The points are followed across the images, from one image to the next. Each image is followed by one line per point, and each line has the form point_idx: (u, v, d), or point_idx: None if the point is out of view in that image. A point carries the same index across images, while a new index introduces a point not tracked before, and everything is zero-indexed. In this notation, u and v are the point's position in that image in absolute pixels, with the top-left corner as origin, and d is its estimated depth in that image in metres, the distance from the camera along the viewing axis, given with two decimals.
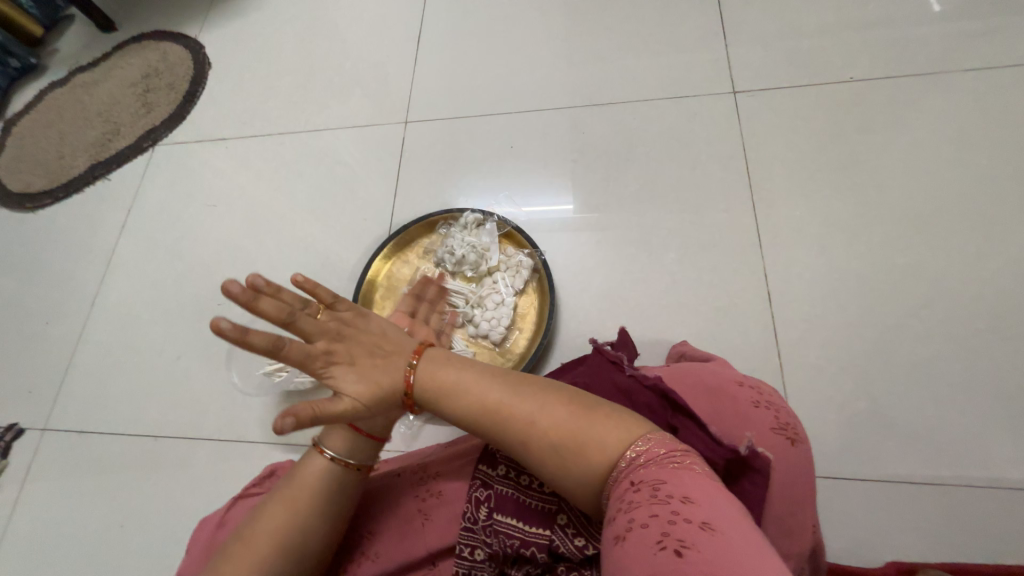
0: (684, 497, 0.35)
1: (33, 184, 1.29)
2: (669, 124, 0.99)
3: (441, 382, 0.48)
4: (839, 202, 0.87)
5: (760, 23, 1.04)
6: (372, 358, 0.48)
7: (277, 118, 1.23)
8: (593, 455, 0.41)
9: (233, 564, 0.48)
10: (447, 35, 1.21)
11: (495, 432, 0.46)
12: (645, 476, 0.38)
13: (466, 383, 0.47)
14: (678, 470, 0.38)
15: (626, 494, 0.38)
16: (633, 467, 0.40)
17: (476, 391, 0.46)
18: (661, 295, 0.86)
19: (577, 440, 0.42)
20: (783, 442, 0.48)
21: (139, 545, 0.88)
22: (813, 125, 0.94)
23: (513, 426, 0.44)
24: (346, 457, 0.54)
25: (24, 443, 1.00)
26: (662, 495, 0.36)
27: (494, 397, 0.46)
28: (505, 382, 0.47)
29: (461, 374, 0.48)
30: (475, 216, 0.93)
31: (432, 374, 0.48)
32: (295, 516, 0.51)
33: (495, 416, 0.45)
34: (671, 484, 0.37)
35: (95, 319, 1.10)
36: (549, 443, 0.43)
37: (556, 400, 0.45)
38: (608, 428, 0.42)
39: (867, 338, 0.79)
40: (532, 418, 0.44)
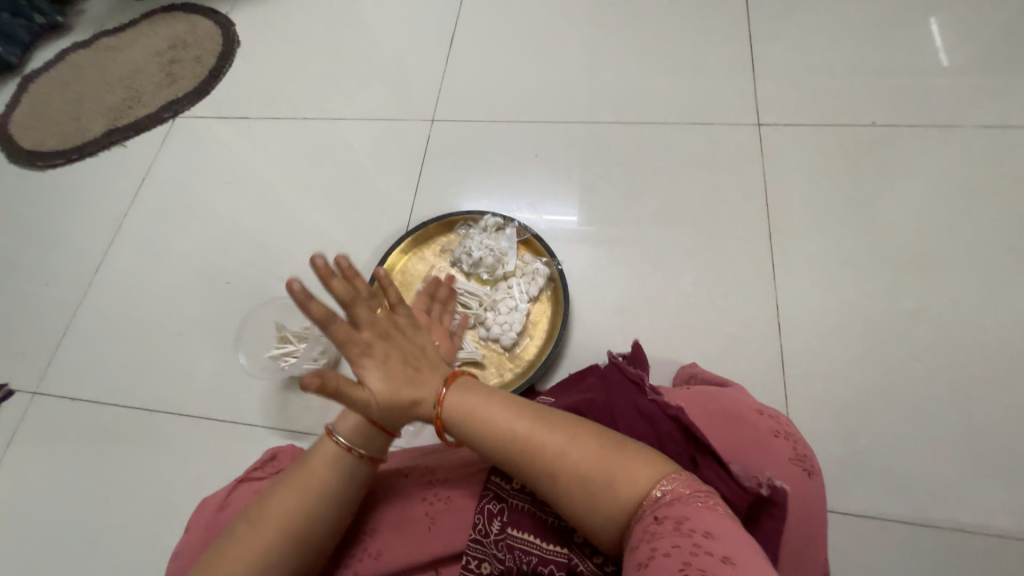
0: (706, 533, 0.37)
1: (46, 143, 1.28)
2: (693, 148, 1.01)
3: (468, 410, 0.49)
4: (852, 241, 0.89)
5: (789, 60, 1.07)
6: (406, 365, 0.50)
7: (302, 102, 1.23)
8: (620, 491, 0.43)
9: (243, 544, 0.48)
10: (480, 39, 1.21)
11: (522, 465, 0.47)
12: (668, 512, 0.40)
13: (492, 412, 0.48)
14: (701, 508, 0.40)
15: (648, 529, 0.40)
16: (657, 505, 0.41)
17: (504, 420, 0.47)
18: (672, 314, 0.87)
19: (601, 475, 0.44)
20: (801, 475, 0.49)
21: (123, 520, 0.86)
22: (833, 163, 0.96)
23: (543, 461, 0.46)
24: (358, 448, 0.52)
25: (13, 403, 0.98)
26: (685, 529, 0.38)
27: (520, 426, 0.47)
28: (532, 412, 0.48)
29: (485, 401, 0.49)
30: (496, 220, 0.94)
31: (459, 402, 0.49)
32: (309, 502, 0.50)
33: (524, 444, 0.46)
34: (694, 519, 0.39)
35: (97, 284, 1.09)
36: (576, 477, 0.44)
37: (582, 436, 0.46)
38: (633, 464, 0.44)
39: (871, 377, 0.80)
40: (561, 452, 0.45)
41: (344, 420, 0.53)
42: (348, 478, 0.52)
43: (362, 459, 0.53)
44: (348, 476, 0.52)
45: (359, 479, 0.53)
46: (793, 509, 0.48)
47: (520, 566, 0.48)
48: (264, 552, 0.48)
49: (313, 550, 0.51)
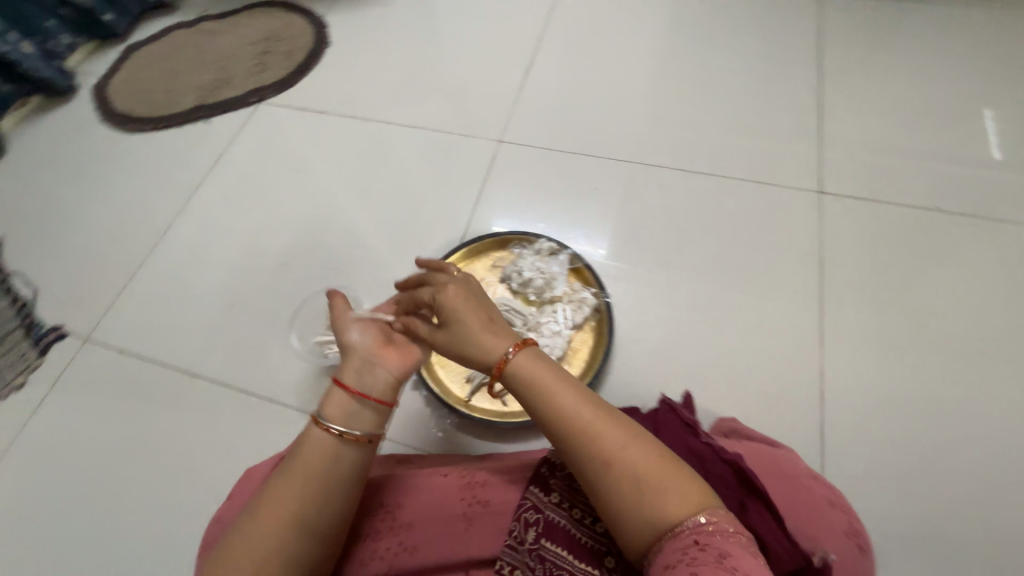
0: (747, 574, 0.38)
1: (137, 109, 1.37)
2: (751, 205, 1.03)
3: (539, 382, 0.51)
4: (904, 322, 0.89)
5: (856, 135, 1.09)
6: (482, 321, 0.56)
7: (378, 106, 1.30)
8: (668, 501, 0.44)
9: (247, 530, 0.49)
10: (554, 72, 1.27)
11: (575, 443, 0.48)
12: (710, 540, 0.41)
13: (560, 392, 0.50)
14: (743, 548, 0.40)
15: (688, 550, 0.41)
16: (698, 530, 0.42)
17: (570, 403, 0.49)
18: (714, 365, 0.87)
19: (653, 482, 0.45)
20: (851, 548, 0.49)
21: (150, 475, 0.89)
22: (891, 241, 0.97)
23: (598, 450, 0.47)
24: (345, 429, 0.54)
25: (65, 345, 1.03)
26: (728, 563, 0.38)
27: (584, 413, 0.48)
28: (598, 405, 0.49)
29: (558, 381, 0.51)
30: (551, 245, 0.96)
31: (535, 372, 0.51)
32: (301, 489, 0.51)
33: (580, 431, 0.48)
34: (737, 558, 0.39)
35: (162, 246, 1.15)
36: (628, 475, 0.45)
37: (646, 443, 0.47)
38: (685, 488, 0.44)
39: (910, 462, 0.79)
40: (619, 446, 0.47)
41: (328, 404, 0.55)
42: (339, 462, 0.53)
43: (352, 439, 0.54)
44: (339, 459, 0.53)
45: (351, 462, 0.54)
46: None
47: None
48: (265, 541, 0.49)
49: (317, 533, 0.51)
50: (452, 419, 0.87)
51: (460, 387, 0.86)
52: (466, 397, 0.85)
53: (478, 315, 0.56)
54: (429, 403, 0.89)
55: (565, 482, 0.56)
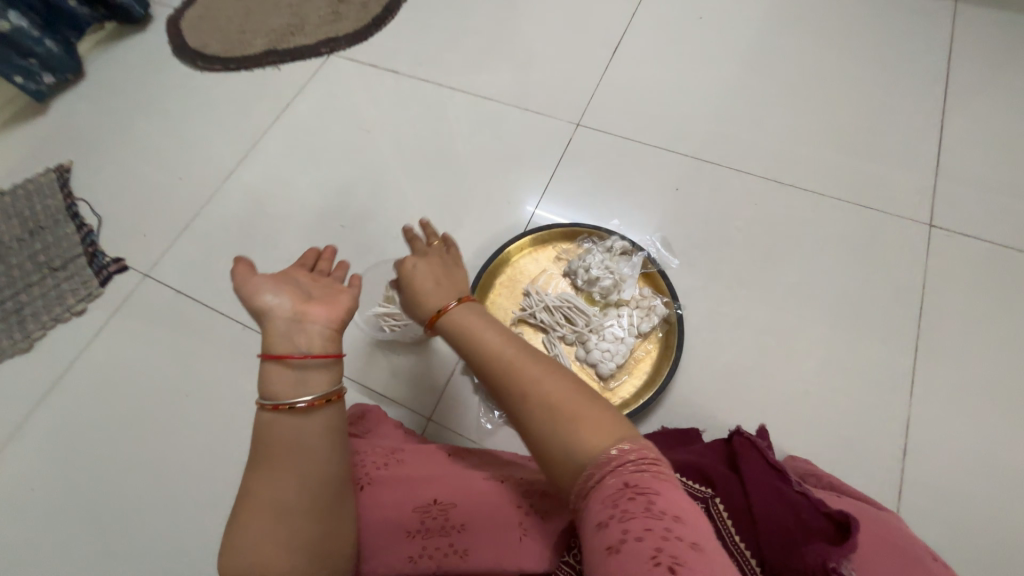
0: (676, 518, 0.37)
1: (209, 47, 1.34)
2: (848, 230, 0.94)
3: (468, 326, 0.55)
4: (1012, 385, 0.80)
5: (979, 167, 0.97)
6: (434, 281, 0.61)
7: (453, 72, 1.24)
8: (586, 435, 0.43)
9: (234, 529, 0.46)
10: (644, 57, 1.18)
11: (500, 382, 0.49)
12: (636, 481, 0.39)
13: (485, 335, 0.53)
14: (667, 484, 0.39)
15: (619, 498, 0.38)
16: (618, 467, 0.40)
17: (493, 343, 0.52)
18: (786, 399, 0.81)
19: (572, 418, 0.44)
20: None
21: (197, 420, 0.90)
22: (1005, 292, 0.87)
23: (519, 386, 0.48)
24: (288, 398, 0.50)
25: (124, 279, 1.04)
26: (655, 509, 0.37)
27: (504, 351, 0.51)
28: (516, 343, 0.52)
29: (482, 325, 0.54)
30: (624, 244, 0.90)
31: (465, 319, 0.55)
32: (272, 472, 0.48)
33: (505, 369, 0.49)
34: (663, 499, 0.38)
35: (223, 192, 1.14)
36: (541, 408, 0.46)
37: (563, 379, 0.48)
38: (599, 419, 0.44)
39: (999, 540, 0.72)
40: (535, 380, 0.48)
41: (275, 386, 0.51)
42: (302, 430, 0.50)
43: (306, 404, 0.50)
44: (301, 428, 0.50)
45: (315, 427, 0.50)
46: None
47: None
48: (245, 541, 0.45)
49: (301, 512, 0.47)
50: (501, 413, 0.84)
51: None
52: None
53: (431, 275, 0.62)
54: (478, 391, 0.86)
55: None
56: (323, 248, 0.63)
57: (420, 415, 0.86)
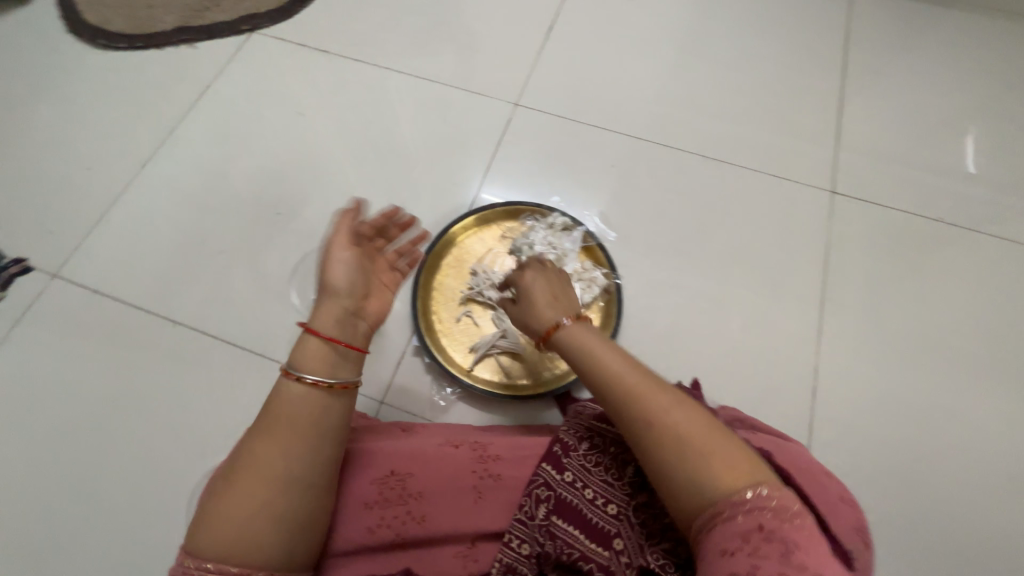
0: (815, 570, 0.37)
1: (111, 22, 1.22)
2: (766, 199, 1.02)
3: (584, 345, 0.54)
4: (901, 328, 0.92)
5: (873, 138, 1.09)
6: (548, 301, 0.62)
7: (387, 51, 1.21)
8: (719, 470, 0.43)
9: (227, 488, 0.47)
10: (579, 37, 1.20)
11: (621, 402, 0.49)
12: (775, 528, 0.39)
13: (608, 358, 0.51)
14: (798, 530, 0.39)
15: (750, 536, 0.39)
16: (756, 509, 0.40)
17: (617, 366, 0.50)
18: (716, 355, 0.89)
19: (705, 451, 0.44)
20: (861, 547, 0.47)
21: (131, 425, 0.85)
22: (895, 249, 0.99)
23: (647, 411, 0.47)
24: (325, 380, 0.52)
25: (31, 280, 0.95)
26: (795, 559, 0.38)
27: (633, 377, 0.49)
28: (644, 369, 0.50)
29: (603, 345, 0.53)
30: (564, 220, 0.93)
31: (582, 337, 0.55)
32: (275, 442, 0.49)
33: (630, 393, 0.48)
34: (803, 552, 0.38)
35: (141, 182, 1.05)
36: (673, 437, 0.45)
37: (695, 411, 0.47)
38: (738, 459, 0.43)
39: (892, 460, 0.83)
40: (669, 409, 0.46)
41: (305, 359, 0.53)
42: (310, 408, 0.51)
43: (338, 389, 0.53)
44: (310, 406, 0.51)
45: (325, 408, 0.52)
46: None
47: (559, 554, 0.52)
48: (247, 510, 0.46)
49: (305, 490, 0.49)
50: (454, 389, 0.86)
51: (464, 357, 0.85)
52: (469, 368, 0.84)
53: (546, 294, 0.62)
54: (431, 370, 0.87)
55: (579, 462, 0.57)
56: (396, 210, 0.66)
57: (372, 398, 0.85)
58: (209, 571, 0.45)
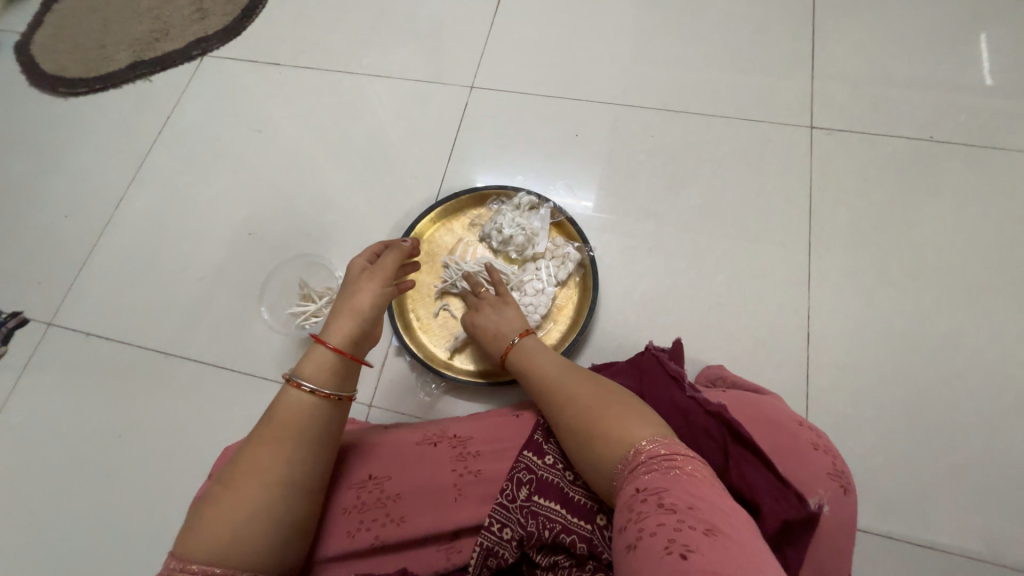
0: (688, 507, 0.39)
1: (69, 69, 1.23)
2: (739, 146, 0.97)
3: (522, 358, 0.65)
4: (896, 260, 0.87)
5: (850, 62, 1.02)
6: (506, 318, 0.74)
7: (337, 54, 1.19)
8: (608, 439, 0.47)
9: (231, 492, 0.47)
10: (529, 6, 1.16)
11: (546, 405, 0.57)
12: (648, 483, 0.42)
13: (537, 366, 0.62)
14: (678, 477, 0.42)
15: (633, 504, 0.42)
16: (638, 468, 0.44)
17: (541, 369, 0.61)
18: (702, 314, 0.86)
19: (594, 421, 0.50)
20: (837, 489, 0.51)
21: (137, 457, 0.88)
22: (883, 177, 0.93)
23: (559, 399, 0.55)
24: (316, 386, 0.54)
25: (28, 332, 0.99)
26: (667, 505, 0.40)
27: (550, 376, 0.59)
28: (559, 366, 0.60)
29: (533, 356, 0.64)
30: (531, 199, 0.90)
31: (520, 350, 0.67)
32: (284, 451, 0.50)
33: (547, 388, 0.57)
34: (674, 494, 0.41)
35: (117, 221, 1.07)
36: (573, 422, 0.51)
37: (593, 387, 0.54)
38: (626, 419, 0.48)
39: (897, 398, 0.80)
40: (573, 392, 0.54)
41: (305, 366, 0.55)
42: (319, 421, 0.53)
43: (323, 396, 0.54)
44: (318, 418, 0.53)
45: (332, 422, 0.54)
46: (826, 519, 0.50)
47: (541, 533, 0.50)
48: (247, 510, 0.47)
49: (308, 492, 0.51)
50: (438, 384, 0.86)
51: (445, 351, 0.85)
52: (450, 360, 0.84)
53: (509, 313, 0.75)
54: (414, 368, 0.87)
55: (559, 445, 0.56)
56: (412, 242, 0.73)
57: (361, 403, 0.86)
58: (194, 573, 0.44)
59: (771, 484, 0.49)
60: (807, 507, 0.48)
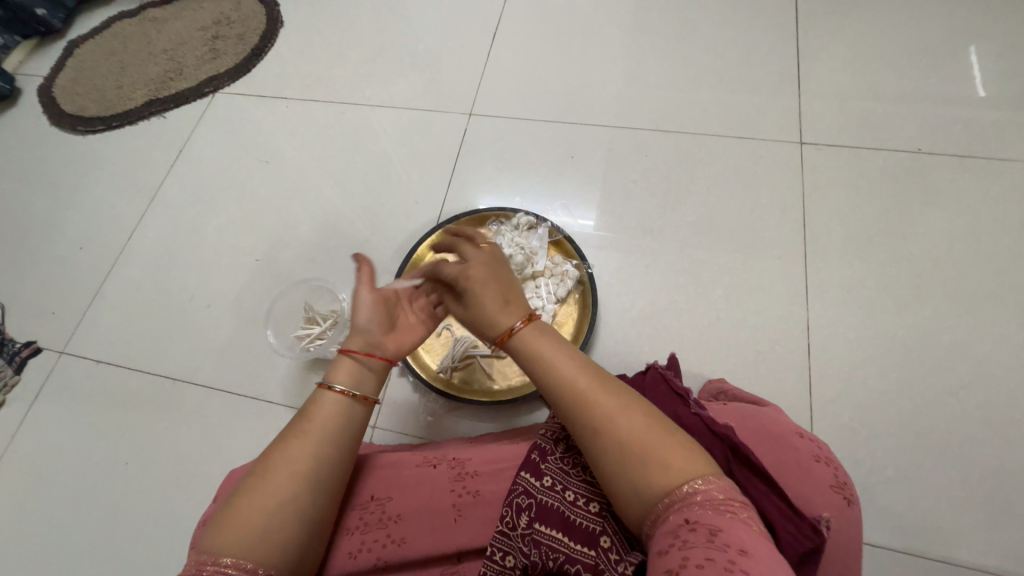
0: (742, 549, 0.37)
1: (87, 109, 1.30)
2: (731, 163, 1.00)
3: (536, 350, 0.52)
4: (893, 270, 0.88)
5: (836, 80, 1.06)
6: (490, 299, 0.56)
7: (341, 87, 1.24)
8: (656, 472, 0.44)
9: (261, 486, 0.47)
10: (523, 37, 1.21)
11: (573, 418, 0.49)
12: (701, 517, 0.40)
13: (561, 361, 0.51)
14: (734, 520, 0.40)
15: (679, 531, 0.40)
16: (687, 503, 0.42)
17: (568, 371, 0.50)
18: (702, 328, 0.87)
19: (641, 453, 0.45)
20: (841, 502, 0.51)
21: (143, 484, 0.88)
22: (875, 189, 0.95)
23: (593, 415, 0.48)
24: (354, 390, 0.54)
25: (40, 361, 1.01)
26: (719, 542, 0.38)
27: (582, 381, 0.50)
28: (595, 371, 0.51)
29: (554, 347, 0.52)
30: (528, 219, 0.93)
31: (533, 341, 0.53)
32: (312, 445, 0.50)
33: (576, 398, 0.49)
34: (727, 533, 0.38)
35: (129, 252, 1.11)
36: (616, 445, 0.46)
37: (641, 412, 0.48)
38: (678, 455, 0.44)
39: (903, 410, 0.79)
40: (614, 414, 0.47)
41: (338, 370, 0.55)
42: (345, 419, 0.53)
43: (361, 400, 0.54)
44: (345, 416, 0.53)
45: (357, 419, 0.54)
46: (835, 536, 0.50)
47: (546, 562, 0.49)
48: (280, 504, 0.46)
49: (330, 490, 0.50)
50: (441, 403, 0.86)
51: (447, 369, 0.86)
52: (449, 378, 0.85)
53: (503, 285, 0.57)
54: (418, 388, 0.88)
55: (557, 465, 0.55)
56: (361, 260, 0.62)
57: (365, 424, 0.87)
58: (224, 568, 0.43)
59: (784, 508, 0.48)
60: (821, 536, 0.46)
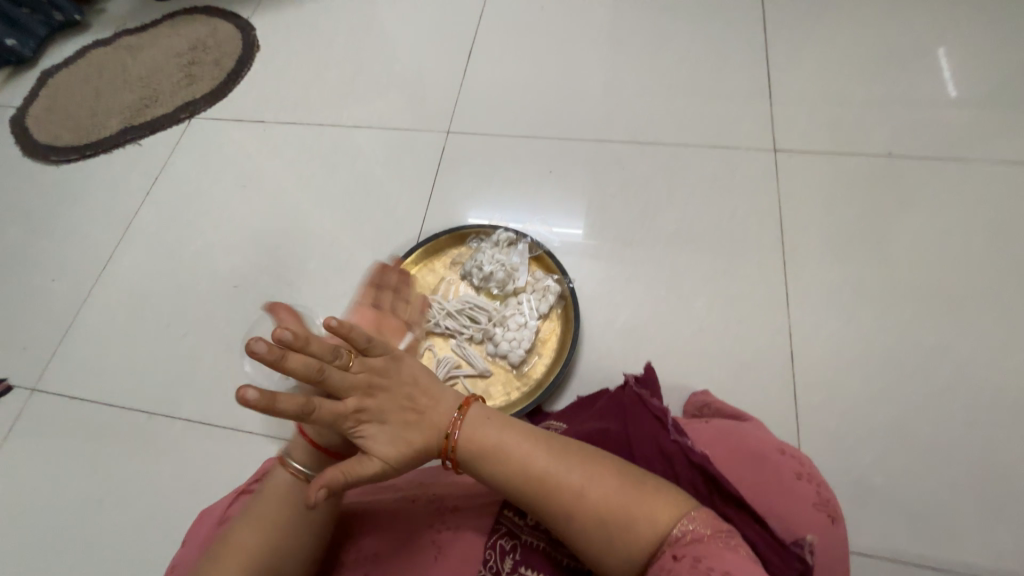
0: (725, 572, 0.37)
1: (61, 138, 1.28)
2: (707, 172, 1.00)
3: (482, 443, 0.47)
4: (871, 273, 0.89)
5: (806, 87, 1.07)
6: (402, 414, 0.48)
7: (320, 108, 1.24)
8: (642, 531, 0.42)
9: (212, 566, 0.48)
10: (500, 53, 1.22)
11: (540, 507, 0.45)
12: (687, 550, 0.40)
13: (514, 450, 0.46)
14: (723, 548, 0.39)
15: (665, 565, 0.40)
16: (675, 543, 0.41)
17: (522, 457, 0.46)
18: (686, 339, 0.87)
19: (623, 515, 0.43)
20: (824, 521, 0.51)
21: (117, 524, 0.85)
22: (849, 194, 0.96)
23: (563, 497, 0.44)
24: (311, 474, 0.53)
25: (11, 399, 0.97)
26: (703, 567, 0.38)
27: (540, 464, 0.45)
28: (548, 446, 0.47)
29: (500, 434, 0.47)
30: (508, 235, 0.92)
31: (477, 433, 0.47)
32: (264, 532, 0.49)
33: (540, 484, 0.45)
34: (713, 559, 0.38)
35: (103, 282, 1.08)
36: (595, 518, 0.43)
37: (609, 474, 0.45)
38: (656, 499, 0.43)
39: (889, 414, 0.79)
40: (583, 486, 0.44)
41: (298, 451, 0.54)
42: (300, 506, 0.52)
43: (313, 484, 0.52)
44: (300, 502, 0.52)
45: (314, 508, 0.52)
46: (823, 558, 0.50)
47: None
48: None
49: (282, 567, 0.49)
50: None
51: None
52: None
53: (405, 424, 0.48)
54: None
55: None
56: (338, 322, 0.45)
57: None
58: None
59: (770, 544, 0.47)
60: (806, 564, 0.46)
